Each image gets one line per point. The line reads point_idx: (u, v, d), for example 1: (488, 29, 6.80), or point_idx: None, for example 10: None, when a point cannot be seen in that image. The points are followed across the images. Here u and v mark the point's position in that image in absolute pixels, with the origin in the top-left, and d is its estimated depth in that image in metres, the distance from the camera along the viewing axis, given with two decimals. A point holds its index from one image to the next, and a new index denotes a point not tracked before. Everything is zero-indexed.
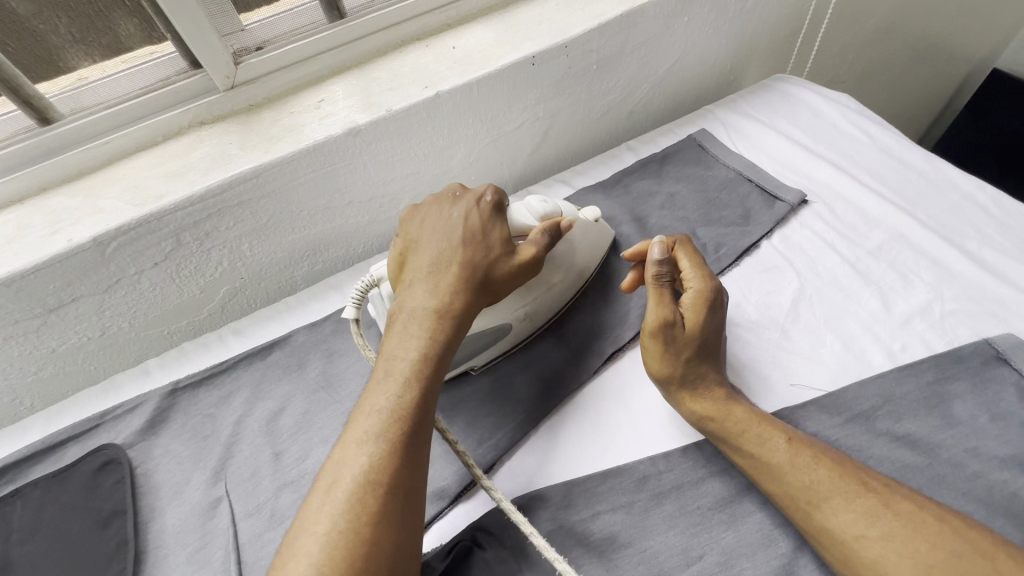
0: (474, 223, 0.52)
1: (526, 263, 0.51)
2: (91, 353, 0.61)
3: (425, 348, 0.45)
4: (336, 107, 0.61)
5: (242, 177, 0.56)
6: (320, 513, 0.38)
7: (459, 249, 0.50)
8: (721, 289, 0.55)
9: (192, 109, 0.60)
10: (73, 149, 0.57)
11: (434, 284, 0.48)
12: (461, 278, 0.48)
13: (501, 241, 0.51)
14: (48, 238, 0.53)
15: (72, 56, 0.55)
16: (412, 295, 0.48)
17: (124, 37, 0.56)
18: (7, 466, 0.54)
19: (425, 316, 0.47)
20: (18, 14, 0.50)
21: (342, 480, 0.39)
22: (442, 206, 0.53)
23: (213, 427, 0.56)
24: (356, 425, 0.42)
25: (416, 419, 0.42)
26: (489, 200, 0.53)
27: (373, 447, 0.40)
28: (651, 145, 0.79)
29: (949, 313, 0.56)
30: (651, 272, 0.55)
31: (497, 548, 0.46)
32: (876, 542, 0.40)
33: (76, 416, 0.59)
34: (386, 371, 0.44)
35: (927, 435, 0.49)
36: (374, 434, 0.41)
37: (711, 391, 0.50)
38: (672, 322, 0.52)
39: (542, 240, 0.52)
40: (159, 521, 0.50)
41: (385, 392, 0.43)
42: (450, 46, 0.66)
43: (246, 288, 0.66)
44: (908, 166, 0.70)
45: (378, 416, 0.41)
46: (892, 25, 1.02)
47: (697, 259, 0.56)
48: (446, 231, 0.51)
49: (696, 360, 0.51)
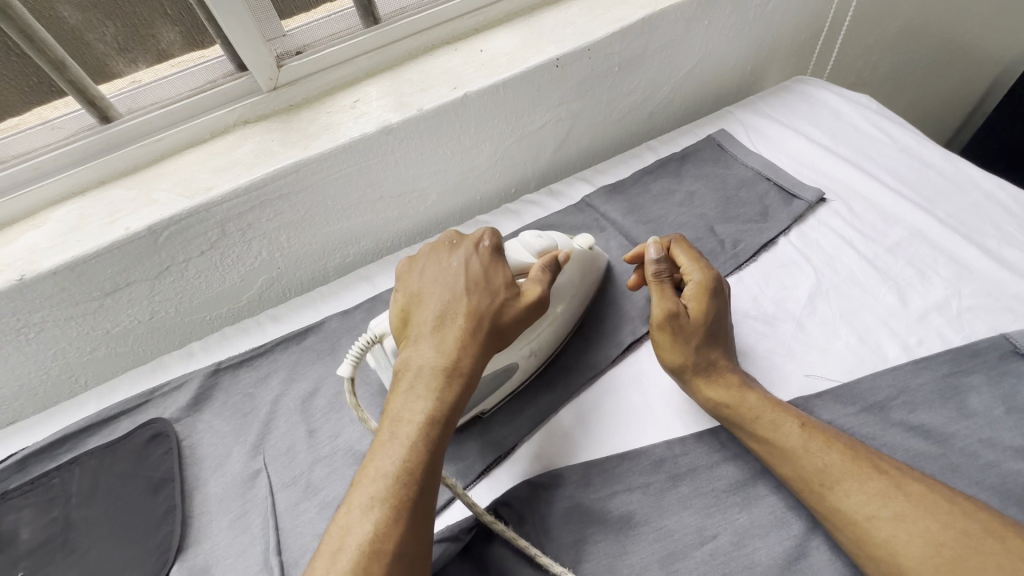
0: (480, 272, 0.51)
1: (532, 303, 0.51)
2: (141, 335, 0.66)
3: (432, 409, 0.45)
4: (370, 107, 0.64)
5: (283, 171, 0.60)
6: None
7: (462, 301, 0.49)
8: (720, 278, 0.57)
9: (237, 109, 0.65)
10: (130, 145, 0.62)
11: (438, 339, 0.47)
12: (465, 333, 0.48)
13: (506, 286, 0.50)
14: (108, 227, 0.57)
15: (120, 63, 0.60)
16: (416, 349, 0.48)
17: (167, 45, 0.60)
18: (65, 437, 0.58)
19: (431, 373, 0.46)
20: (70, 22, 0.55)
21: (347, 547, 0.39)
22: (447, 254, 0.53)
23: (252, 405, 0.59)
24: (361, 489, 0.42)
25: (422, 485, 0.42)
26: (488, 244, 0.52)
27: (379, 514, 0.40)
28: (671, 145, 0.81)
29: (966, 308, 0.56)
30: (650, 271, 0.58)
31: (519, 521, 0.48)
32: (887, 522, 0.41)
33: (127, 393, 0.64)
34: (390, 433, 0.44)
35: (941, 426, 0.50)
36: (380, 500, 0.41)
37: (724, 376, 0.52)
38: (678, 312, 0.54)
39: (544, 278, 0.53)
40: (203, 490, 0.54)
41: (390, 455, 0.43)
42: (478, 50, 0.70)
43: (283, 278, 0.70)
44: (928, 165, 0.71)
45: (384, 481, 0.41)
46: (915, 27, 1.02)
47: (694, 253, 0.59)
48: (448, 281, 0.51)
49: (705, 346, 0.53)
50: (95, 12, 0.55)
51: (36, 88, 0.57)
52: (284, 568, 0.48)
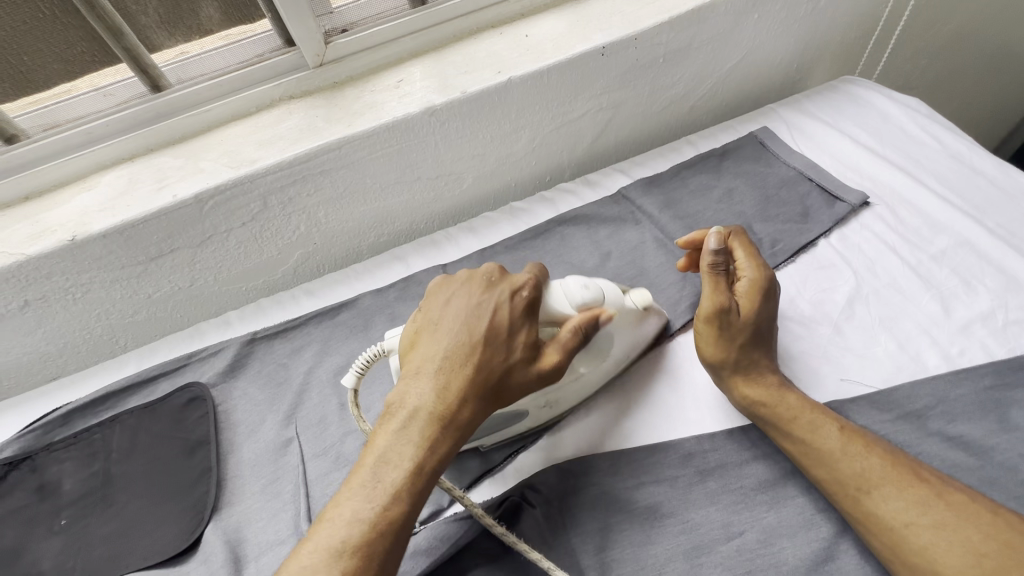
0: (503, 321, 0.46)
1: (546, 372, 0.46)
2: (180, 301, 0.67)
3: (421, 459, 0.42)
4: (414, 87, 0.65)
5: (326, 147, 0.61)
6: None
7: (475, 351, 0.45)
8: (774, 279, 0.57)
9: (282, 84, 0.65)
10: (177, 115, 0.63)
11: (441, 387, 0.44)
12: (468, 387, 0.44)
13: (525, 345, 0.46)
14: (156, 193, 0.59)
15: (160, 35, 0.60)
16: (416, 387, 0.44)
17: (206, 20, 0.61)
18: (106, 395, 0.60)
19: (428, 421, 0.43)
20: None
21: None
22: (474, 291, 0.48)
23: (286, 375, 0.61)
24: (333, 528, 0.39)
25: (395, 537, 0.40)
26: (524, 295, 0.48)
27: (346, 562, 0.38)
28: (711, 140, 0.80)
29: (1013, 321, 0.55)
30: (706, 261, 0.56)
31: (546, 505, 0.49)
32: (927, 530, 0.41)
33: (164, 356, 0.65)
34: (373, 475, 0.41)
35: (981, 438, 0.49)
36: (350, 548, 0.38)
37: (764, 376, 0.51)
38: (728, 308, 0.54)
39: (569, 344, 0.47)
40: (237, 454, 0.55)
41: (370, 500, 0.40)
42: (523, 35, 0.69)
43: (318, 253, 0.71)
44: (979, 174, 0.68)
45: (358, 528, 0.39)
46: (970, 31, 0.99)
47: (752, 250, 0.58)
48: (466, 320, 0.47)
49: (749, 346, 0.53)
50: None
51: (80, 56, 0.58)
52: None
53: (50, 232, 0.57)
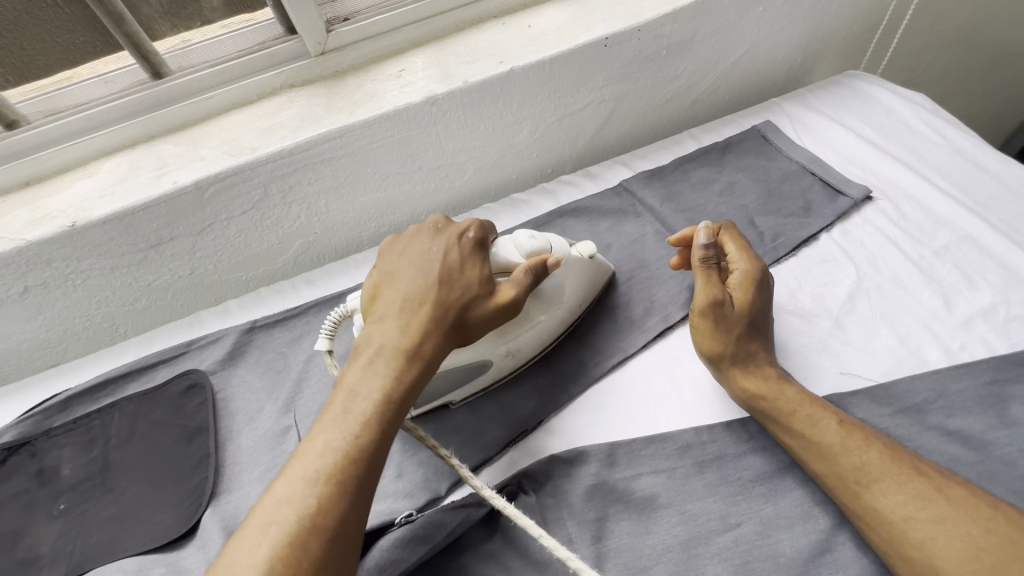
0: (455, 261, 0.49)
1: (504, 307, 0.49)
2: (180, 290, 0.67)
3: (390, 389, 0.43)
4: (415, 77, 0.64)
5: (327, 136, 0.60)
6: (254, 553, 0.35)
7: (433, 290, 0.47)
8: (767, 270, 0.57)
9: (284, 72, 0.65)
10: (178, 102, 0.63)
11: (404, 322, 0.46)
12: (428, 321, 0.46)
13: (480, 282, 0.49)
14: (156, 180, 0.59)
15: (162, 26, 0.61)
16: (381, 327, 0.46)
17: (209, 11, 0.62)
18: (106, 382, 0.60)
19: (393, 354, 0.44)
20: None
21: (281, 520, 0.36)
22: (426, 238, 0.52)
23: (285, 364, 0.61)
24: (305, 460, 0.39)
25: (370, 463, 0.40)
26: (472, 236, 0.51)
27: (321, 487, 0.38)
28: (713, 134, 0.79)
29: (1014, 316, 0.55)
30: (697, 256, 0.57)
31: (542, 494, 0.49)
32: (926, 524, 0.41)
33: (164, 344, 0.65)
34: (343, 408, 0.42)
35: (980, 433, 0.48)
36: (324, 475, 0.38)
37: (763, 369, 0.51)
38: (722, 301, 0.54)
39: (523, 281, 0.50)
40: (235, 441, 0.55)
41: (341, 430, 0.41)
42: (526, 25, 0.69)
43: (319, 243, 0.71)
44: (982, 169, 0.68)
45: (331, 456, 0.39)
46: (976, 27, 0.98)
47: (742, 243, 0.58)
48: (424, 265, 0.49)
49: (746, 338, 0.53)
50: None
51: (81, 45, 0.59)
52: None
53: (50, 218, 0.57)
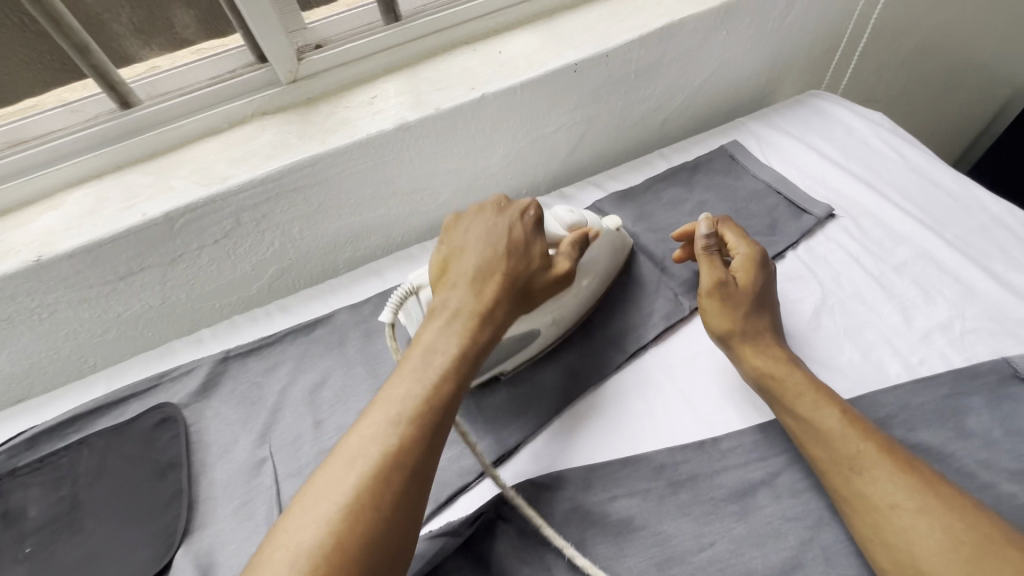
0: (519, 237, 0.54)
1: (561, 276, 0.54)
2: (152, 319, 0.66)
3: (463, 345, 0.47)
4: (388, 104, 0.65)
5: (299, 164, 0.61)
6: (343, 480, 0.39)
7: (501, 261, 0.52)
8: (767, 255, 0.61)
9: (255, 100, 0.65)
10: (147, 132, 0.63)
11: (476, 289, 0.50)
12: (499, 288, 0.51)
13: (540, 257, 0.54)
14: (124, 212, 0.58)
15: (134, 45, 0.61)
16: (453, 292, 0.51)
17: (182, 28, 0.61)
18: (75, 417, 0.59)
19: (468, 316, 0.49)
20: (89, 6, 0.56)
21: (368, 453, 0.40)
22: (494, 216, 0.56)
23: (259, 394, 0.60)
24: (388, 404, 0.43)
25: (445, 411, 0.44)
26: (532, 215, 0.55)
27: (404, 427, 0.42)
28: (683, 153, 0.81)
29: (969, 330, 0.57)
30: (700, 245, 0.61)
31: (520, 520, 0.49)
32: (910, 513, 0.42)
33: (135, 377, 0.64)
34: (422, 359, 0.46)
35: (940, 445, 0.50)
36: (406, 417, 0.42)
37: (770, 347, 0.54)
38: (727, 281, 0.58)
39: (572, 254, 0.56)
40: (209, 475, 0.55)
41: (419, 379, 0.45)
42: (496, 51, 0.70)
43: (294, 269, 0.71)
44: (938, 186, 0.71)
45: (411, 400, 0.43)
46: (930, 46, 1.02)
47: (740, 231, 0.62)
48: (491, 240, 0.53)
49: (754, 315, 0.56)
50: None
51: (50, 65, 0.58)
52: None
53: (13, 252, 0.56)
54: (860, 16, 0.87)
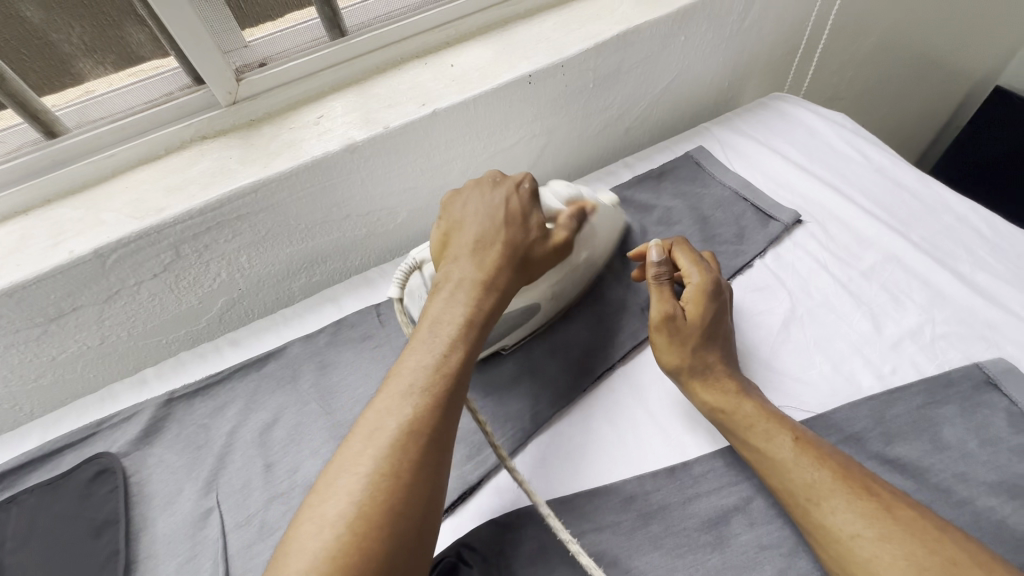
0: (517, 209, 0.53)
1: (561, 245, 0.54)
2: (91, 361, 0.62)
3: (470, 312, 0.47)
4: (335, 124, 0.62)
5: (240, 191, 0.57)
6: (362, 454, 0.38)
7: (501, 231, 0.51)
8: (721, 282, 0.57)
9: (194, 124, 0.61)
10: (78, 161, 0.59)
11: (479, 260, 0.49)
12: (502, 257, 0.50)
13: (539, 226, 0.53)
14: (50, 250, 0.54)
15: (86, 64, 0.56)
16: (456, 265, 0.50)
17: (136, 46, 0.57)
18: (4, 473, 0.54)
19: (472, 287, 0.48)
20: (34, 23, 0.51)
21: (386, 426, 0.39)
22: (483, 191, 0.54)
23: (206, 438, 0.56)
24: (400, 377, 0.42)
25: (458, 377, 0.43)
26: (527, 186, 0.54)
27: (418, 398, 0.41)
28: (647, 162, 0.79)
29: (939, 336, 0.56)
30: (650, 273, 0.58)
31: (484, 564, 0.46)
32: (871, 542, 0.40)
33: (73, 424, 0.60)
34: (431, 331, 0.45)
35: (916, 459, 0.49)
36: (419, 388, 0.41)
37: (720, 380, 0.52)
38: (674, 315, 0.55)
39: (570, 225, 0.56)
40: (151, 531, 0.51)
41: (429, 351, 0.44)
42: (449, 64, 0.67)
43: (245, 299, 0.67)
44: (902, 187, 0.70)
45: (422, 371, 0.42)
46: (890, 44, 1.02)
47: (695, 255, 0.59)
48: (490, 212, 0.52)
49: (702, 349, 0.53)
50: (59, 10, 0.51)
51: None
52: None
53: None
54: (819, 16, 0.86)
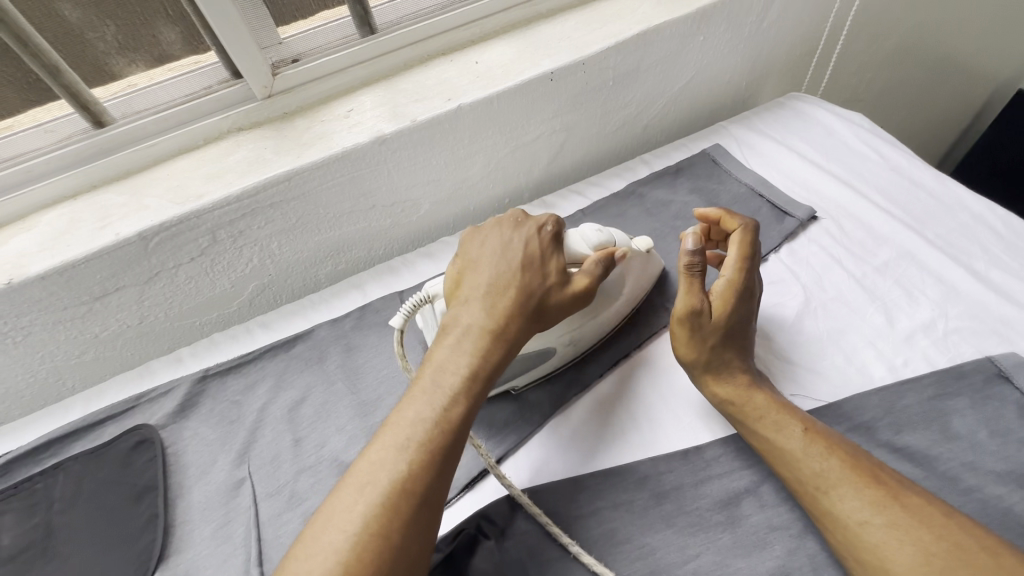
0: (536, 251, 0.51)
1: (580, 293, 0.51)
2: (130, 339, 0.66)
3: (475, 365, 0.45)
4: (364, 117, 0.65)
5: (274, 179, 0.60)
6: (352, 509, 0.39)
7: (517, 276, 0.49)
8: (751, 282, 0.57)
9: (231, 116, 0.65)
10: (121, 150, 0.62)
11: (490, 305, 0.48)
12: (514, 304, 0.48)
13: (558, 272, 0.50)
14: (98, 232, 0.57)
15: (120, 62, 0.60)
16: (466, 308, 0.48)
17: (166, 45, 0.61)
18: (50, 441, 0.58)
19: (479, 335, 0.46)
20: (71, 23, 0.55)
21: (378, 481, 0.40)
22: (509, 230, 0.52)
23: (238, 413, 0.59)
24: (396, 430, 0.42)
25: (455, 435, 0.43)
26: (550, 230, 0.52)
27: (412, 455, 0.41)
28: (665, 158, 0.81)
29: (952, 330, 0.57)
30: (682, 261, 0.56)
31: (502, 537, 0.48)
32: (879, 529, 0.42)
33: (113, 398, 0.63)
34: (433, 380, 0.45)
35: (925, 448, 0.50)
36: (415, 443, 0.41)
37: (736, 376, 0.53)
38: (700, 311, 0.54)
39: (595, 271, 0.52)
40: (187, 497, 0.54)
41: (428, 404, 0.43)
42: (473, 61, 0.70)
43: (274, 284, 0.70)
44: (918, 186, 0.71)
45: (420, 426, 0.42)
46: (909, 46, 1.03)
47: (738, 252, 0.57)
48: (507, 253, 0.51)
49: (721, 346, 0.54)
50: (95, 11, 0.55)
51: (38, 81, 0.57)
52: None
53: None
54: (838, 18, 0.87)
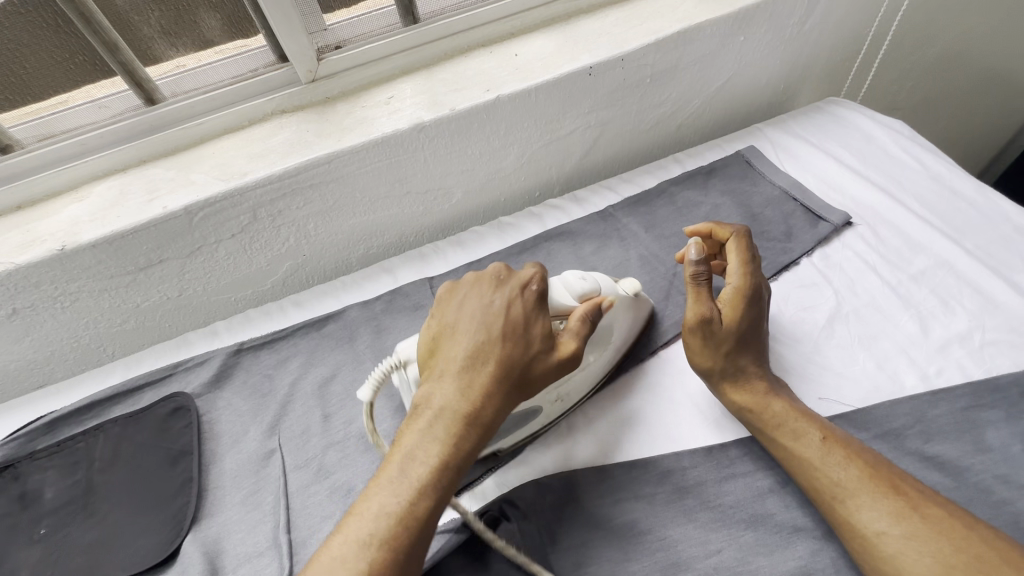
0: (519, 317, 0.47)
1: (565, 360, 0.47)
2: (169, 311, 0.68)
3: (447, 454, 0.43)
4: (405, 104, 0.66)
5: (316, 161, 0.62)
6: None
7: (498, 345, 0.46)
8: (760, 286, 0.57)
9: (276, 99, 0.66)
10: (170, 127, 0.64)
11: (465, 385, 0.45)
12: (495, 382, 0.45)
13: (543, 338, 0.47)
14: (146, 205, 0.59)
15: (161, 46, 0.61)
16: (440, 387, 0.45)
17: (208, 32, 0.62)
18: (91, 404, 0.60)
19: (452, 418, 0.44)
20: (118, 8, 0.57)
21: None
22: (486, 289, 0.49)
23: (270, 387, 0.61)
24: (360, 522, 0.40)
25: (423, 530, 0.40)
26: (535, 288, 0.48)
27: (374, 552, 0.39)
28: (697, 159, 0.81)
29: (989, 342, 0.56)
30: (688, 272, 0.56)
31: (524, 521, 0.49)
32: (897, 540, 0.41)
33: (151, 366, 0.66)
34: (401, 469, 0.42)
35: (956, 458, 0.49)
36: (378, 540, 0.39)
37: (752, 383, 0.52)
38: (710, 319, 0.54)
39: (580, 330, 0.48)
40: (220, 464, 0.56)
41: (395, 493, 0.41)
42: (512, 54, 0.71)
43: (307, 265, 0.72)
44: (959, 196, 0.70)
45: (384, 520, 0.40)
46: (954, 55, 1.01)
47: (743, 256, 0.58)
48: (487, 320, 0.47)
49: (735, 353, 0.53)
50: None
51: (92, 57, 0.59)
52: (293, 546, 0.49)
53: (39, 242, 0.57)
54: (882, 23, 0.86)
